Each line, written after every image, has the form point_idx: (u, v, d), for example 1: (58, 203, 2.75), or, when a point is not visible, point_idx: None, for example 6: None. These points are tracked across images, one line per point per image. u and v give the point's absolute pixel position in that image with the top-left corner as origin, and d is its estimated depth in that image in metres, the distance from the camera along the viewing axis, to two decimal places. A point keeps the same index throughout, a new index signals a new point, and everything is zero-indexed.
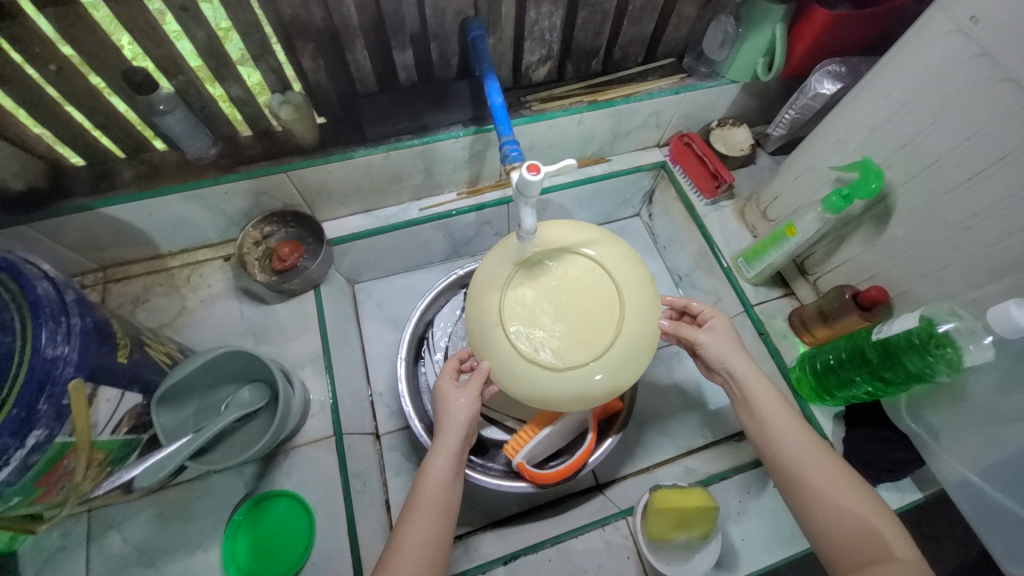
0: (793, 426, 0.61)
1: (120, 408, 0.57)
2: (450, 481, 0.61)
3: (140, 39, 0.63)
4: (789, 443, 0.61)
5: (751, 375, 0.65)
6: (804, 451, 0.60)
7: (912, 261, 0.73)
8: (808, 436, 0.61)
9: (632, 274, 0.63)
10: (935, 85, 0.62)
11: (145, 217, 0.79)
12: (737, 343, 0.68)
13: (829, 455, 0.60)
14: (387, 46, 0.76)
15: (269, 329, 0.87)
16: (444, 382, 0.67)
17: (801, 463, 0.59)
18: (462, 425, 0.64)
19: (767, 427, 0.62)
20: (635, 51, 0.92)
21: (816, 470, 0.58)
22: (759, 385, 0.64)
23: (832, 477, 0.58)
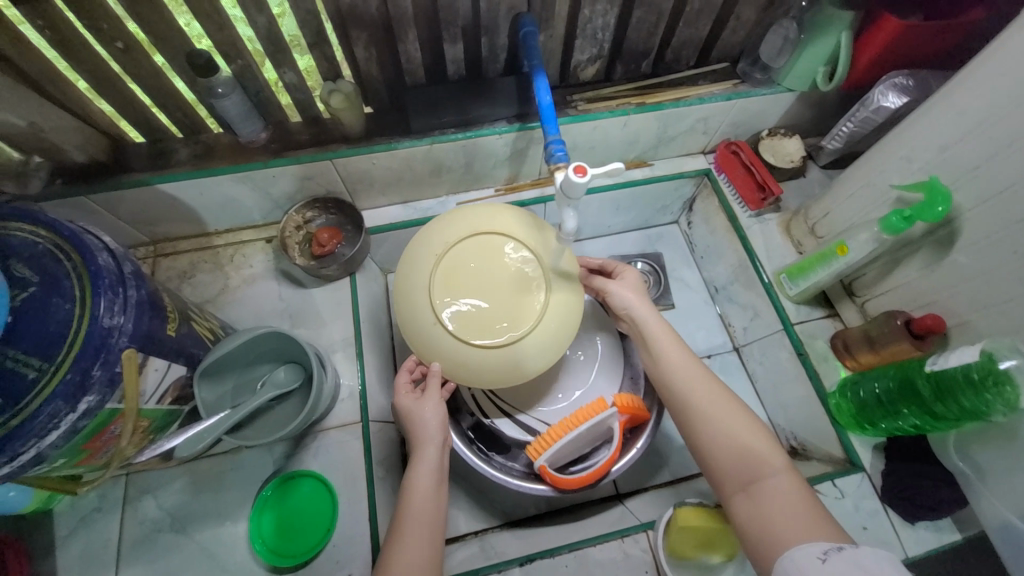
0: (684, 360, 0.67)
1: (166, 379, 0.59)
2: (436, 489, 0.63)
3: (204, 22, 0.65)
4: (681, 376, 0.65)
5: (648, 318, 0.70)
6: (689, 381, 0.65)
7: (974, 290, 0.68)
8: (696, 369, 0.66)
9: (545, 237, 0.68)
10: (1018, 104, 0.58)
11: (196, 196, 0.81)
12: (639, 292, 0.73)
13: (717, 387, 0.64)
14: (438, 39, 0.76)
15: (305, 312, 0.89)
16: (403, 397, 0.69)
17: (690, 393, 0.64)
18: (436, 434, 0.67)
19: (660, 363, 0.67)
20: (688, 53, 0.90)
21: (705, 400, 0.63)
22: (654, 326, 0.70)
23: (721, 408, 0.62)
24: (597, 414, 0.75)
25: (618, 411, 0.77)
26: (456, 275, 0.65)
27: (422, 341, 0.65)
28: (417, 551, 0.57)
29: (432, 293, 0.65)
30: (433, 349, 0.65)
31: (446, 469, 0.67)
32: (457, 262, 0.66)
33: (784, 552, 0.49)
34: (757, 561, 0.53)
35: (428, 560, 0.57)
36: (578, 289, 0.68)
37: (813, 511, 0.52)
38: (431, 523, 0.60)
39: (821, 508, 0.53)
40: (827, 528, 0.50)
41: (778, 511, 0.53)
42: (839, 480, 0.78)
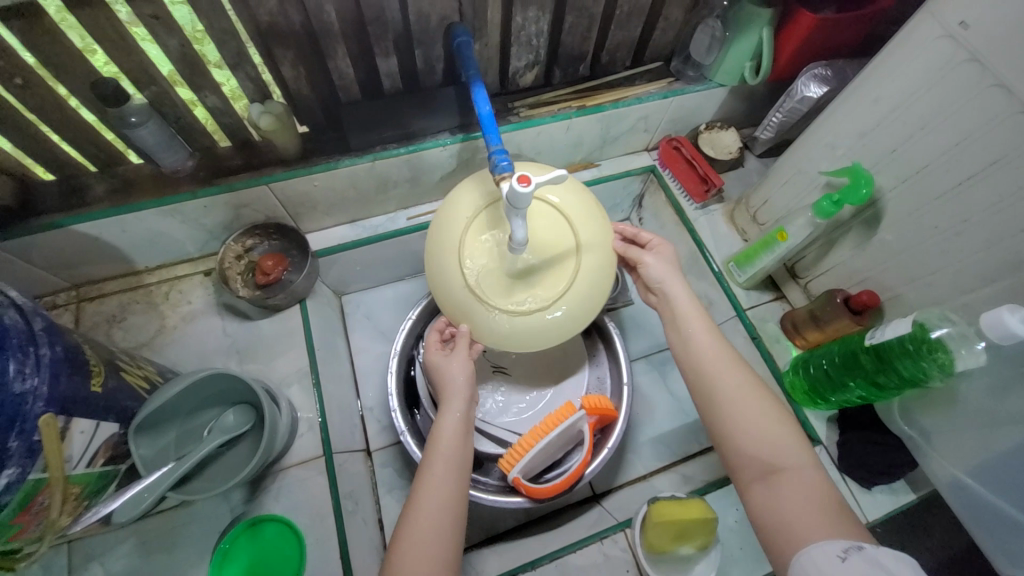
0: (717, 346, 0.65)
1: (94, 441, 0.54)
2: (461, 441, 0.63)
3: (109, 48, 0.60)
4: (709, 360, 0.64)
5: (681, 296, 0.69)
6: (720, 365, 0.63)
7: (901, 265, 0.73)
8: (726, 356, 0.64)
9: (576, 198, 0.66)
10: (924, 90, 0.62)
11: (119, 234, 0.75)
12: (675, 270, 0.71)
13: (747, 372, 0.63)
14: (370, 53, 0.73)
15: (255, 345, 0.84)
16: (433, 355, 0.71)
17: (720, 378, 0.62)
18: (463, 387, 0.67)
19: (687, 345, 0.66)
20: (623, 54, 0.91)
21: (733, 383, 0.62)
22: (685, 306, 0.68)
23: (751, 397, 0.61)
24: (565, 419, 0.76)
25: (586, 414, 0.77)
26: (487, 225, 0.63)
27: (448, 290, 0.64)
28: (441, 494, 0.58)
29: (459, 254, 0.63)
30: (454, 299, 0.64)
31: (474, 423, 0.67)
32: (486, 221, 0.63)
33: (804, 549, 0.48)
34: (767, 541, 0.52)
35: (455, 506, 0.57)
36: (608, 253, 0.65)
37: (833, 503, 0.51)
38: (457, 467, 0.61)
39: (846, 505, 0.52)
40: (848, 526, 0.49)
41: (799, 503, 0.52)
42: None
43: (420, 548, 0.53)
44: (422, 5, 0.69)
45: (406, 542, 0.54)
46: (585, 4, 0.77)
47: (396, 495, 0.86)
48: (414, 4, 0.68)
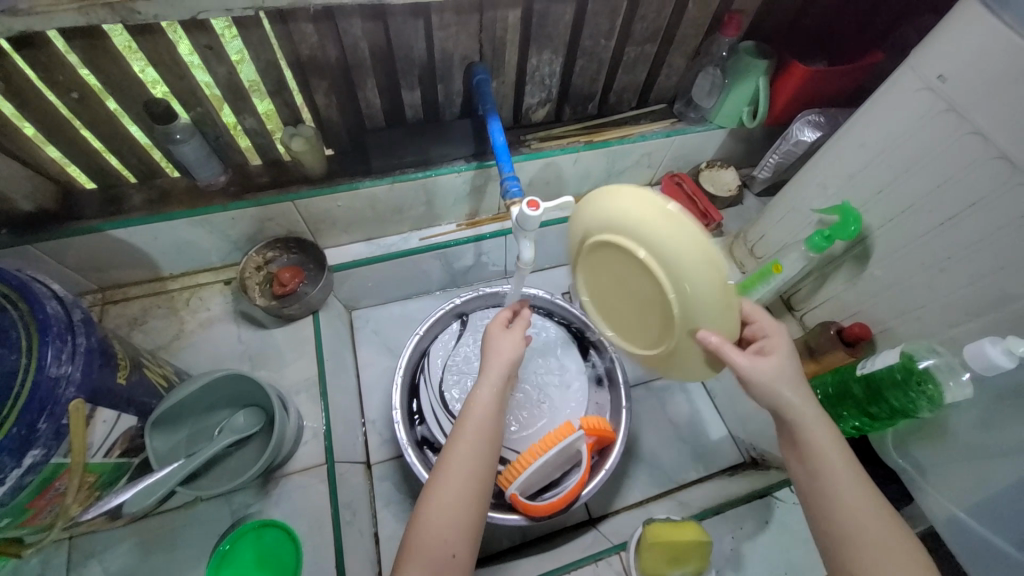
0: (868, 504, 0.52)
1: (114, 431, 0.56)
2: (492, 418, 0.62)
3: (164, 73, 0.66)
4: (852, 521, 0.51)
5: (823, 443, 0.54)
6: (860, 513, 0.51)
7: (891, 300, 0.76)
8: (874, 509, 0.52)
9: (657, 228, 0.49)
10: (906, 137, 0.67)
11: (150, 240, 0.80)
12: (797, 386, 0.57)
13: (889, 522, 0.51)
14: (396, 85, 0.80)
15: (266, 354, 0.87)
16: (495, 333, 0.70)
17: (869, 539, 0.50)
18: (506, 361, 0.66)
19: (830, 493, 0.53)
20: (629, 96, 0.98)
21: (895, 558, 0.49)
22: (828, 449, 0.54)
23: (913, 571, 0.48)
24: (564, 438, 0.77)
25: (585, 435, 0.79)
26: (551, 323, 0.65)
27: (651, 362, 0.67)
28: (470, 464, 0.58)
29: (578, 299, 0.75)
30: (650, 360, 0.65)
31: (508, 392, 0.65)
32: (597, 264, 0.62)
33: None
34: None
35: (479, 476, 0.58)
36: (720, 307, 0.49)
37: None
38: (487, 437, 0.61)
39: None
40: None
41: None
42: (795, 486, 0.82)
43: (438, 527, 0.54)
44: (447, 45, 0.75)
45: (432, 499, 0.56)
46: (595, 50, 0.84)
47: (393, 509, 0.86)
48: (440, 45, 0.75)
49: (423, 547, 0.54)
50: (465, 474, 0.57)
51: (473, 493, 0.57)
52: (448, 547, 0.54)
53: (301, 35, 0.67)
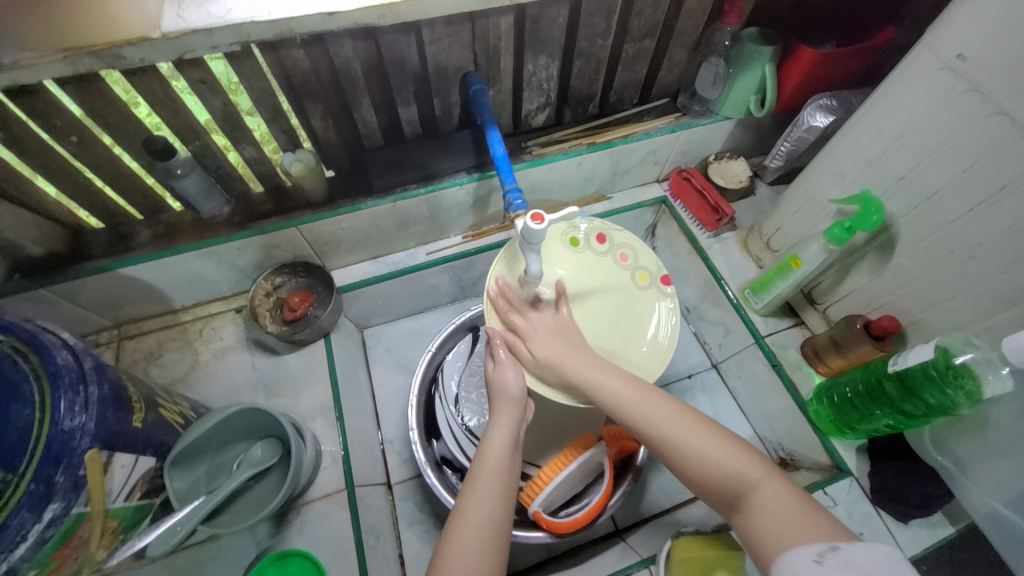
0: (653, 399, 0.61)
1: (133, 474, 0.56)
2: (508, 457, 0.62)
3: (160, 109, 0.66)
4: (645, 414, 0.60)
5: (598, 374, 0.63)
6: (654, 413, 0.59)
7: (920, 290, 0.72)
8: (656, 398, 0.61)
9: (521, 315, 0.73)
10: (927, 119, 0.63)
11: (159, 275, 0.80)
12: (568, 334, 0.68)
13: (674, 406, 0.60)
14: (392, 102, 0.79)
15: (280, 380, 0.87)
16: (492, 372, 0.69)
17: (663, 428, 0.58)
18: (517, 394, 0.66)
19: (619, 408, 0.61)
20: (630, 93, 0.95)
21: (680, 430, 0.58)
22: (597, 376, 0.64)
23: (695, 432, 0.57)
24: (585, 451, 0.76)
25: (607, 446, 0.77)
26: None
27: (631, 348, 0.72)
28: (487, 508, 0.57)
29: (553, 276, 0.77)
30: (620, 287, 0.77)
31: (522, 436, 0.66)
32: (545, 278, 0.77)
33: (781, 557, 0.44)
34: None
35: (496, 520, 0.56)
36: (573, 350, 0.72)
37: (810, 515, 0.47)
38: (506, 482, 0.60)
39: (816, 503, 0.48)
40: (815, 522, 0.46)
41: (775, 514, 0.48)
42: (828, 488, 0.79)
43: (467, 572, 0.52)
44: (440, 57, 0.74)
45: (450, 546, 0.54)
46: (592, 50, 0.82)
47: (416, 529, 0.86)
48: (433, 58, 0.74)
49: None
50: (483, 520, 0.56)
51: (494, 540, 0.55)
52: None
53: (292, 60, 0.66)
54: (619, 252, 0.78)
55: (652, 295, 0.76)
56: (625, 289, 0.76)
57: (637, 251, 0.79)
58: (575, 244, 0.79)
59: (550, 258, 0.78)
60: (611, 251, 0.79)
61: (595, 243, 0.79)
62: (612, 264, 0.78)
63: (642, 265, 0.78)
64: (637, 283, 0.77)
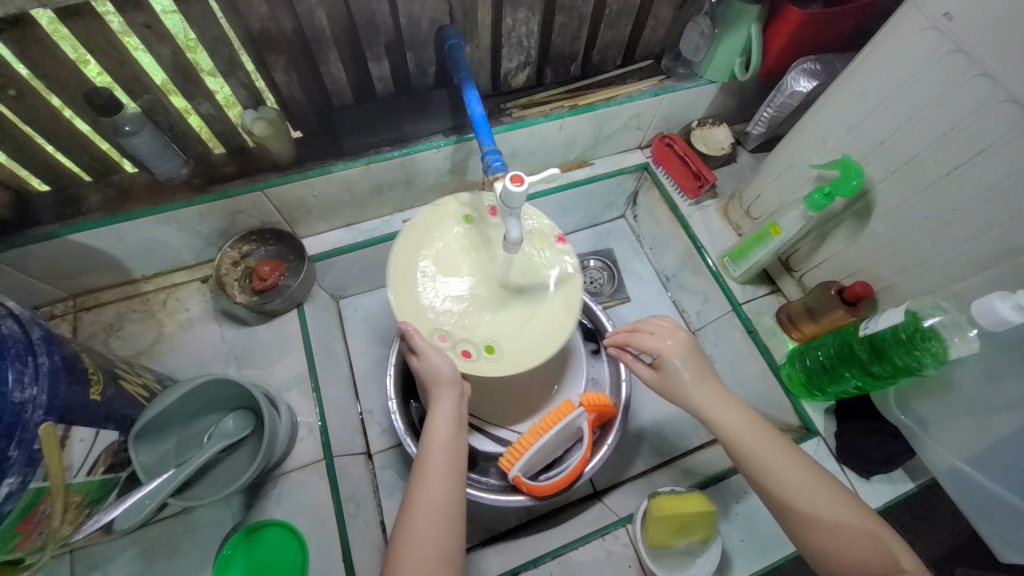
0: (789, 459, 0.59)
1: (94, 448, 0.54)
2: (454, 436, 0.64)
3: (102, 59, 0.60)
4: (774, 460, 0.59)
5: (729, 418, 0.63)
6: (787, 463, 0.59)
7: (894, 256, 0.74)
8: (784, 446, 0.61)
9: (423, 311, 0.70)
10: (910, 83, 0.63)
11: (115, 242, 0.75)
12: (695, 356, 0.68)
13: (801, 460, 0.60)
14: (362, 57, 0.74)
15: (251, 352, 0.84)
16: (418, 366, 0.66)
17: (794, 486, 0.57)
18: (450, 374, 0.65)
19: (746, 447, 0.61)
20: (613, 54, 0.92)
21: (811, 493, 0.57)
22: (731, 420, 0.63)
23: (814, 482, 0.58)
24: (564, 416, 0.77)
25: (586, 411, 0.78)
26: (467, 339, 0.69)
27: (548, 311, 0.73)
28: (438, 494, 0.59)
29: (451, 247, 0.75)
30: (522, 252, 0.76)
31: (466, 412, 0.66)
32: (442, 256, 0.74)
33: None
34: None
35: (450, 500, 0.59)
36: (492, 330, 0.71)
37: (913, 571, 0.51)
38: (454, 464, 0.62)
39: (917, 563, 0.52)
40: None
41: None
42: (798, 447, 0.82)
43: (421, 543, 0.55)
44: (412, 9, 0.69)
45: (408, 528, 0.56)
46: (574, 5, 0.78)
47: (397, 497, 0.86)
48: (405, 9, 0.69)
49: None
50: (437, 501, 0.58)
51: (447, 523, 0.57)
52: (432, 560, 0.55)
53: (249, 6, 0.61)
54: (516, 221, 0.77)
55: (557, 257, 0.76)
56: (527, 249, 0.76)
57: (533, 217, 0.79)
58: (469, 220, 0.78)
59: (439, 238, 0.76)
60: (505, 221, 0.78)
61: (486, 216, 0.78)
62: (497, 234, 0.77)
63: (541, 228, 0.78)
64: (540, 247, 0.77)
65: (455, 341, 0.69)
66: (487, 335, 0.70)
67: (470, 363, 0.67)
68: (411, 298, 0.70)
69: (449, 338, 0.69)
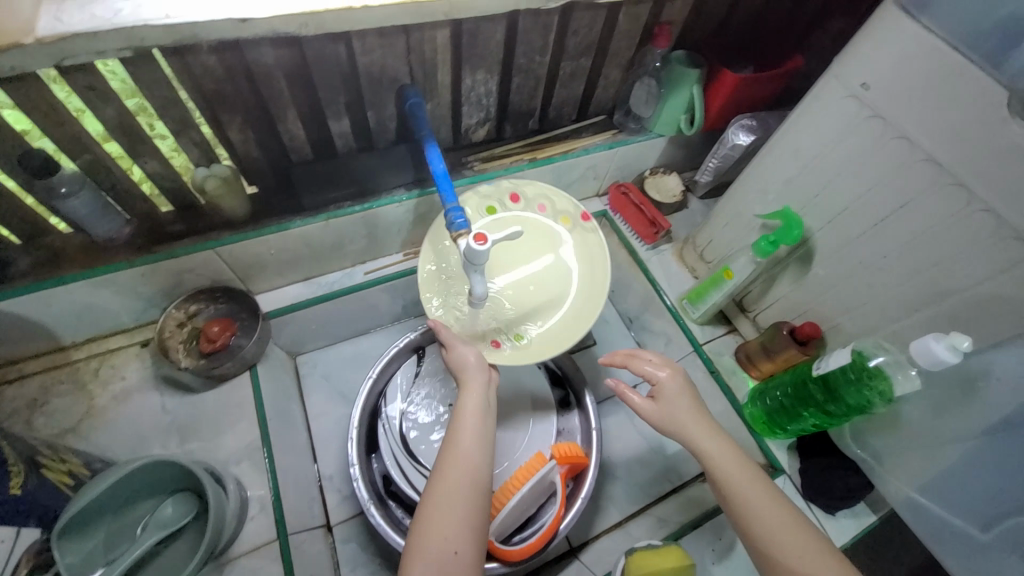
0: (769, 498, 0.59)
1: (15, 551, 0.50)
2: (483, 423, 0.63)
3: (38, 120, 0.56)
4: (754, 498, 0.59)
5: (720, 446, 0.63)
6: (768, 500, 0.59)
7: (837, 298, 0.79)
8: (767, 485, 0.60)
9: (453, 308, 0.76)
10: (837, 142, 0.69)
11: (43, 310, 0.69)
12: (690, 392, 0.69)
13: (781, 501, 0.59)
14: (322, 115, 0.74)
15: (197, 421, 0.78)
16: (448, 355, 0.69)
17: (769, 527, 0.57)
18: (478, 365, 0.67)
19: (727, 479, 0.61)
20: (569, 110, 0.96)
21: (789, 533, 0.56)
22: (722, 449, 0.63)
23: (791, 525, 0.57)
24: (536, 471, 0.75)
25: (557, 464, 0.76)
26: (503, 332, 0.76)
27: (573, 294, 0.79)
28: (467, 475, 0.58)
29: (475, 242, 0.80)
30: (545, 233, 0.82)
31: (493, 402, 0.66)
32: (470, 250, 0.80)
33: None
34: None
35: (477, 484, 0.58)
36: (523, 323, 0.77)
37: None
38: (484, 448, 0.61)
39: None
40: None
41: None
42: None
43: (437, 531, 0.54)
44: (374, 70, 0.70)
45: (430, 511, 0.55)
46: (530, 67, 0.82)
47: (361, 572, 0.79)
48: (366, 70, 0.70)
49: (425, 563, 0.52)
50: (460, 487, 0.57)
51: (467, 508, 0.56)
52: (448, 545, 0.53)
53: (202, 67, 0.59)
54: (537, 203, 0.82)
55: (578, 236, 0.82)
56: (545, 230, 0.82)
57: (553, 199, 0.83)
58: (492, 210, 0.81)
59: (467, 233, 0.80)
60: (528, 205, 0.83)
61: (509, 203, 0.82)
62: (531, 218, 0.82)
63: (562, 209, 0.83)
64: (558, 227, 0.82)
65: (485, 332, 0.76)
66: (517, 326, 0.77)
67: (501, 353, 0.74)
68: (438, 300, 0.76)
69: (480, 331, 0.76)
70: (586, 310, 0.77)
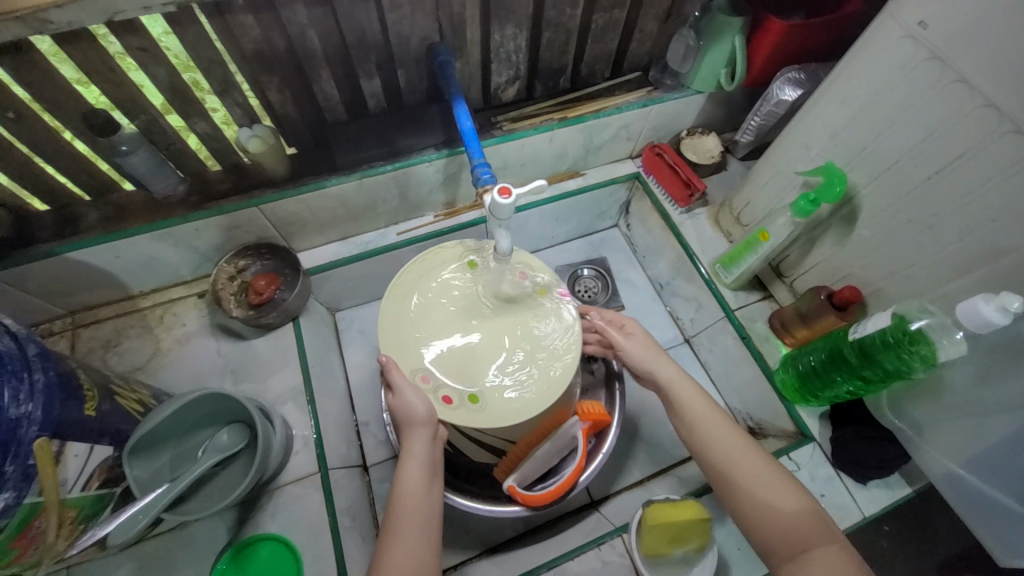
0: (735, 438, 0.62)
1: (89, 462, 0.55)
2: (427, 471, 0.65)
3: (99, 81, 0.62)
4: (718, 438, 0.62)
5: (688, 393, 0.67)
6: (734, 442, 0.62)
7: (882, 259, 0.74)
8: (732, 427, 0.63)
9: (407, 352, 0.72)
10: (889, 90, 0.64)
11: (113, 260, 0.76)
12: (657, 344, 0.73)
13: (745, 442, 0.62)
14: (354, 75, 0.76)
15: (247, 366, 0.85)
16: (392, 401, 0.68)
17: (733, 464, 0.60)
18: (424, 415, 0.66)
19: (692, 420, 0.65)
20: (601, 67, 0.94)
21: (753, 470, 0.59)
22: (690, 395, 0.67)
23: (754, 461, 0.60)
24: (557, 427, 0.77)
25: (580, 419, 0.76)
26: (453, 387, 0.70)
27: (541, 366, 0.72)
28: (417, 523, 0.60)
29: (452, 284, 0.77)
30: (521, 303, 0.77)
31: (438, 454, 0.67)
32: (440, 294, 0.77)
33: None
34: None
35: (427, 531, 0.61)
36: (477, 385, 0.71)
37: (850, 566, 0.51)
38: (428, 497, 0.63)
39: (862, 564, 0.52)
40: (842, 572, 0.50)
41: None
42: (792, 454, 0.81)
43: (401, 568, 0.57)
44: (403, 28, 0.71)
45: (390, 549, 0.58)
46: (561, 20, 0.80)
47: None
48: (396, 28, 0.71)
49: None
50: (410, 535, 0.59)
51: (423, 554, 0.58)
52: None
53: (242, 28, 0.62)
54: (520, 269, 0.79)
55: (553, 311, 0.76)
56: (521, 299, 0.77)
57: (539, 267, 0.80)
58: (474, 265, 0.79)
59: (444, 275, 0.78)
60: (510, 270, 0.79)
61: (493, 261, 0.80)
62: (510, 284, 0.78)
63: (540, 280, 0.79)
64: (535, 299, 0.77)
65: (437, 385, 0.70)
66: (470, 382, 0.71)
67: (452, 410, 0.68)
68: (400, 340, 0.72)
69: (430, 380, 0.70)
70: (550, 389, 0.71)
